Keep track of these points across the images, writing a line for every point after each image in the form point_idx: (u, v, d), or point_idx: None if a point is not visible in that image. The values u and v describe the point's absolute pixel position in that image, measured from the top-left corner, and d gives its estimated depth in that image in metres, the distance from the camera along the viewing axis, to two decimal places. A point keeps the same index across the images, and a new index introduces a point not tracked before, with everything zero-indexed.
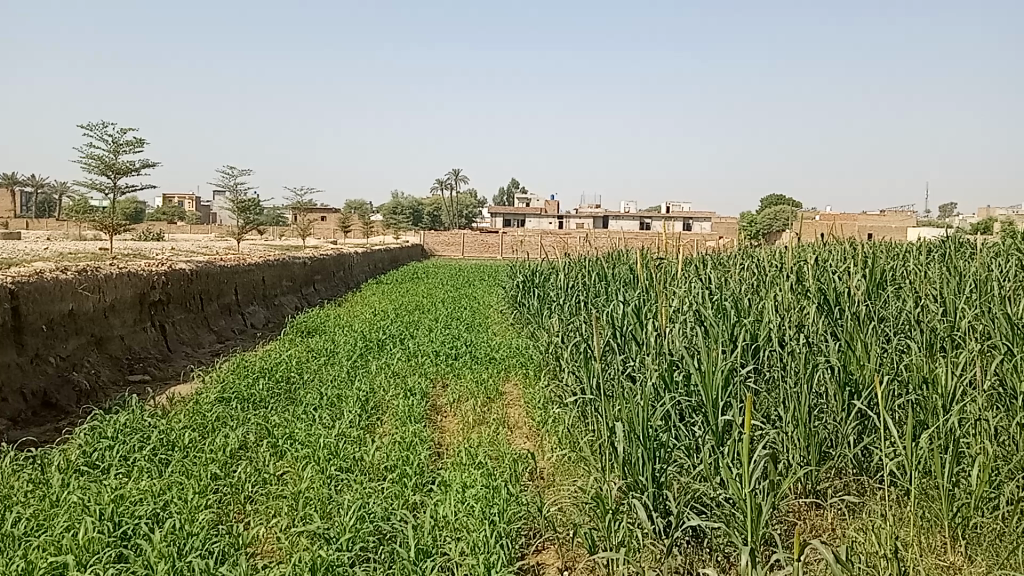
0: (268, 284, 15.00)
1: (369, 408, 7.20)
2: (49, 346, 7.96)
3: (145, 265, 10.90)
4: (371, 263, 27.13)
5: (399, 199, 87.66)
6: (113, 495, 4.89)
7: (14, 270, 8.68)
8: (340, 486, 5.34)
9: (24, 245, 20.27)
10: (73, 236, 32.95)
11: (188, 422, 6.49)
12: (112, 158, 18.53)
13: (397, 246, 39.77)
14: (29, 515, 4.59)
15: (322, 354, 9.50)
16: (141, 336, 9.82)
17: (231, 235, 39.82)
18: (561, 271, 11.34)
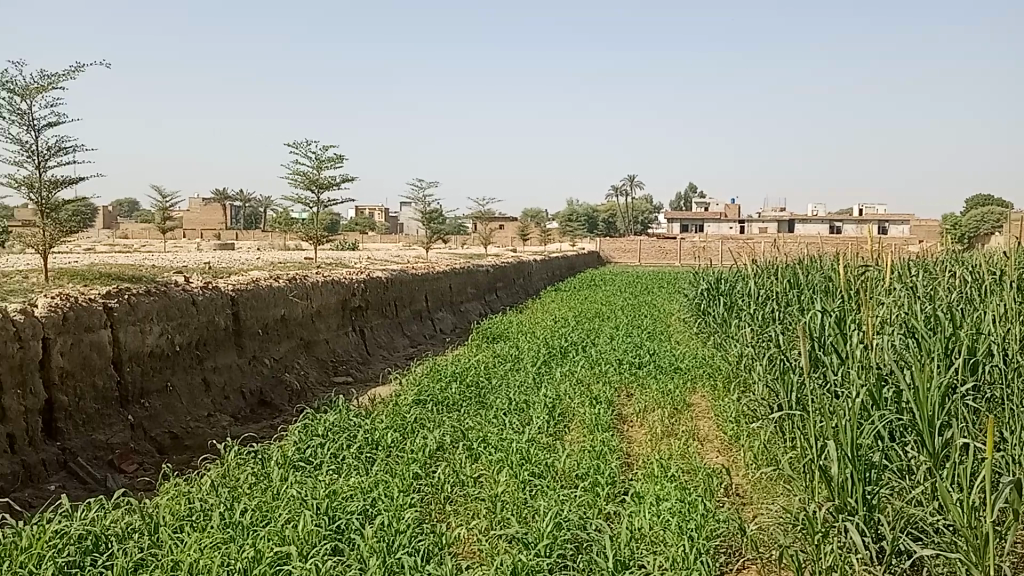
0: (454, 292, 15.52)
1: (556, 415, 7.26)
2: (265, 348, 8.66)
3: (346, 273, 11.59)
4: (550, 270, 27.49)
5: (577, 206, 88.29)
6: (327, 490, 5.22)
7: (234, 278, 9.44)
8: (535, 491, 5.40)
9: (239, 255, 22.15)
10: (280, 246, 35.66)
11: (389, 423, 6.82)
12: (316, 174, 19.84)
13: (574, 252, 40.09)
14: (256, 506, 4.99)
15: (508, 360, 9.69)
16: (343, 340, 10.45)
17: (417, 244, 41.68)
18: (748, 279, 10.94)
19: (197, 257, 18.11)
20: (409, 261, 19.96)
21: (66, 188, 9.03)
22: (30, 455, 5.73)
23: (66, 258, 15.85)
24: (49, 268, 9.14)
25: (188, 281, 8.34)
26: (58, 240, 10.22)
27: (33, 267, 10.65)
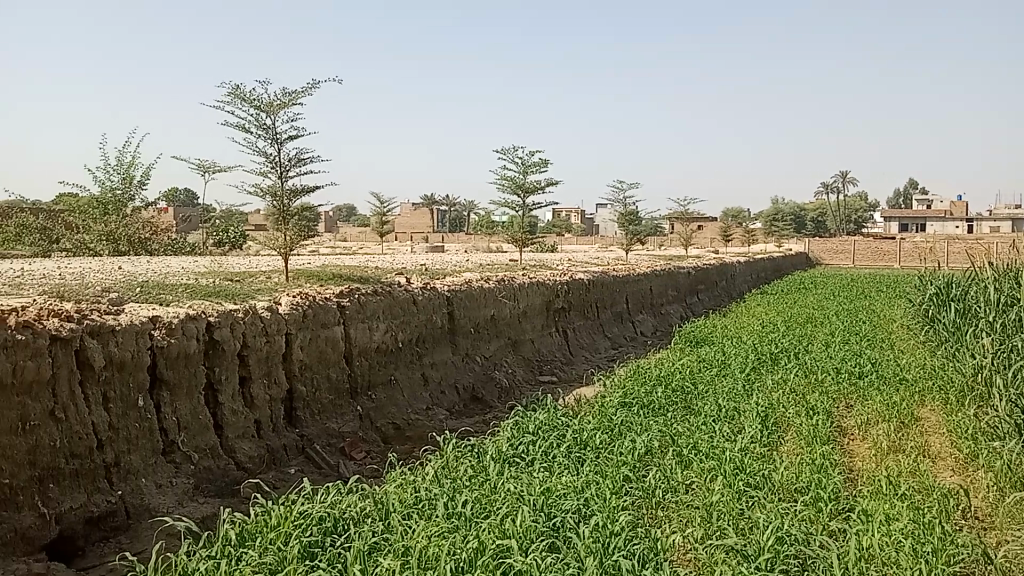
0: (655, 294, 15.38)
1: (769, 424, 6.99)
2: (476, 346, 9.02)
3: (550, 275, 11.81)
4: (755, 272, 26.52)
5: (780, 205, 84.63)
6: (542, 487, 5.33)
7: (447, 280, 9.86)
8: (752, 502, 5.23)
9: (448, 258, 23.19)
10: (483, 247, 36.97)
11: (597, 424, 6.85)
12: (521, 180, 20.18)
13: (780, 253, 38.43)
14: (475, 499, 5.19)
15: (715, 365, 9.45)
16: (548, 340, 10.65)
17: (614, 246, 41.69)
18: (986, 283, 9.97)
19: (411, 259, 19.08)
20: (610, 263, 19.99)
21: (305, 197, 9.70)
22: (273, 440, 6.35)
23: (297, 260, 17.27)
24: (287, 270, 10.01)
25: (409, 283, 8.80)
26: (297, 243, 11.09)
27: (272, 268, 11.71)
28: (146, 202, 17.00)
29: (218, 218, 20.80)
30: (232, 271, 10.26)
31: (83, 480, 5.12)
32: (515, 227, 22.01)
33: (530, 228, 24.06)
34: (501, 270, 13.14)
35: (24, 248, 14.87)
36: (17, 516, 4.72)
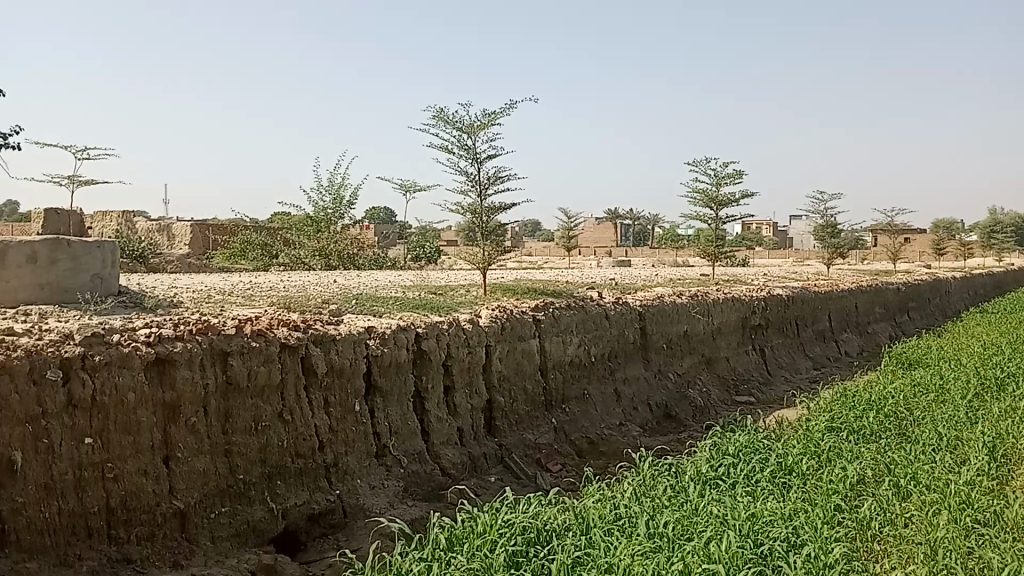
0: (860, 311, 14.53)
1: (1000, 457, 6.38)
2: (669, 363, 8.94)
3: (747, 290, 11.46)
4: (973, 289, 24.37)
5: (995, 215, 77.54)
6: (746, 512, 5.16)
7: (641, 294, 9.84)
8: (984, 542, 4.78)
9: (637, 272, 23.09)
10: (671, 259, 36.47)
11: (803, 449, 6.54)
12: (714, 193, 19.50)
13: (1001, 268, 35.13)
14: (677, 519, 5.10)
15: (931, 390, 8.76)
16: (744, 359, 10.33)
17: (808, 261, 39.83)
18: None
19: (600, 274, 19.10)
20: (810, 278, 19.09)
21: (504, 214, 9.96)
22: (475, 447, 6.67)
23: (491, 275, 17.77)
24: (486, 284, 10.36)
25: (603, 298, 8.86)
26: (494, 258, 11.42)
27: (471, 282, 12.15)
28: (354, 219, 18.16)
29: (416, 234, 21.84)
30: (434, 284, 10.73)
31: (307, 479, 5.64)
32: (705, 241, 21.51)
33: (722, 241, 23.46)
34: (695, 286, 12.92)
35: (250, 262, 16.31)
36: (249, 509, 5.31)
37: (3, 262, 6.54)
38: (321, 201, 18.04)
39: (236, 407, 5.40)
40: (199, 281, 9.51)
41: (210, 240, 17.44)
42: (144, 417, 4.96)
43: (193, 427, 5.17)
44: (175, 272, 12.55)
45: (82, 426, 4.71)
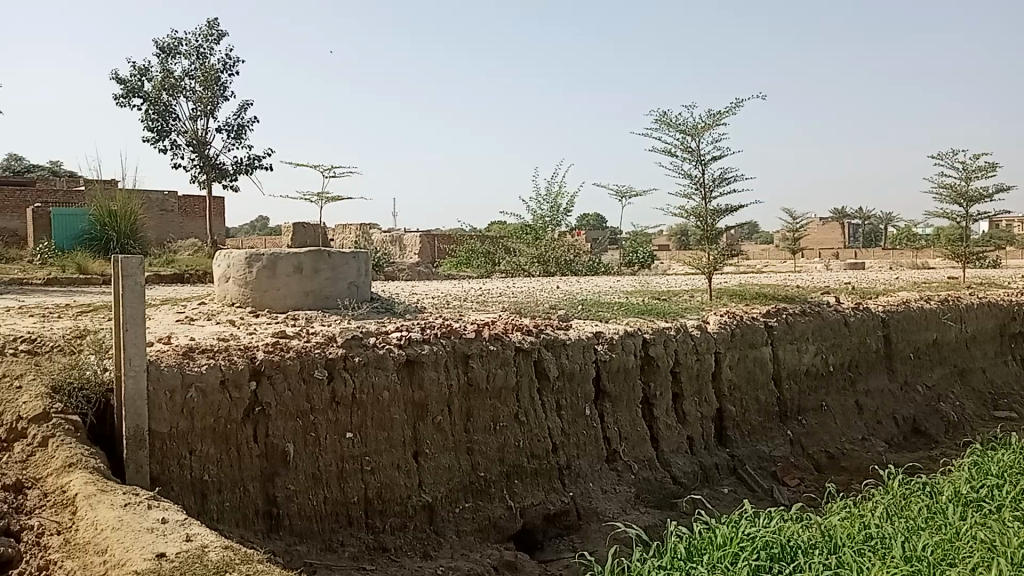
0: None
1: None
2: (917, 374, 8.54)
3: (1006, 294, 10.41)
4: None
5: None
6: (1019, 539, 4.64)
7: (882, 299, 9.30)
8: None
9: (870, 275, 21.50)
10: (903, 262, 33.75)
11: None
12: (963, 187, 17.76)
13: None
14: (936, 544, 4.68)
15: None
16: (1004, 369, 9.42)
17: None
18: None
19: (829, 278, 17.99)
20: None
21: (731, 217, 9.66)
22: (706, 457, 6.87)
23: (711, 279, 17.30)
24: (713, 290, 10.13)
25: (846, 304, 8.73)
26: (720, 263, 11.13)
27: (695, 288, 11.92)
28: (569, 227, 18.38)
29: (631, 239, 21.70)
30: (660, 290, 10.64)
31: (543, 480, 6.23)
32: (950, 240, 19.63)
33: (969, 241, 21.32)
34: (945, 289, 11.87)
35: (473, 269, 16.98)
36: (490, 506, 6.01)
37: (273, 271, 7.17)
38: (538, 209, 18.43)
39: (476, 407, 6.22)
40: (436, 288, 10.03)
41: (435, 248, 18.34)
42: (397, 414, 5.93)
43: (438, 424, 6.05)
44: (410, 280, 13.31)
45: (344, 423, 5.75)
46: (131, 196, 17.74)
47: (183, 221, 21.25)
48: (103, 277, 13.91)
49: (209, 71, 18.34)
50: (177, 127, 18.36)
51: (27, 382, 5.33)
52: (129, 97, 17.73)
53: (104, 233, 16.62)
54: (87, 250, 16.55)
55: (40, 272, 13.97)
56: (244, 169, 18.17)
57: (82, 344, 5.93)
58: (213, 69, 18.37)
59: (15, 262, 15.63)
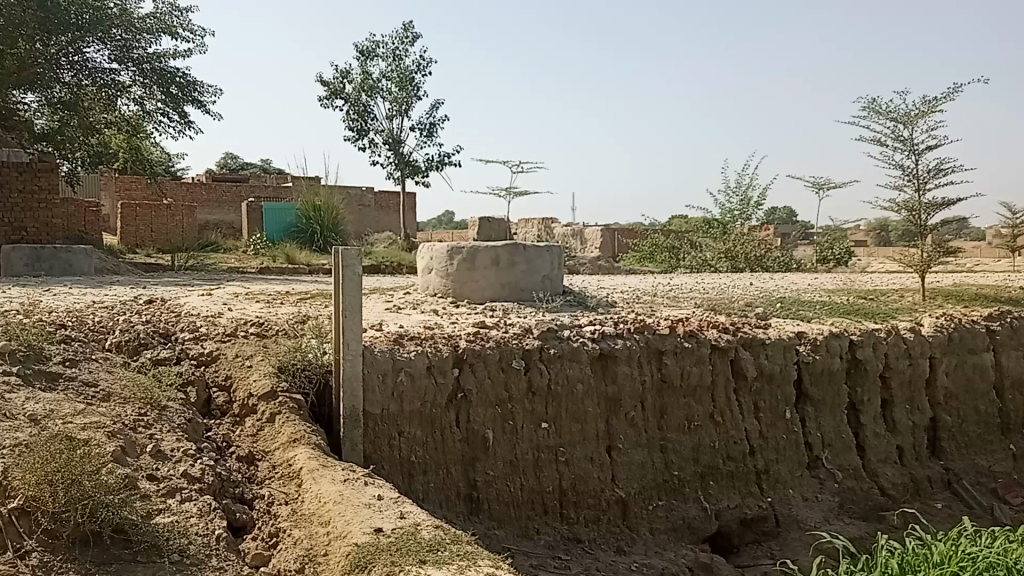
0: None
1: None
2: None
3: None
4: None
5: None
6: None
7: None
8: None
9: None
10: None
11: None
12: None
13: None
14: None
15: None
16: None
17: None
18: None
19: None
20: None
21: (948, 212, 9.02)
22: (917, 468, 6.88)
23: (918, 278, 16.15)
24: (924, 290, 9.49)
25: None
26: (934, 260, 10.40)
27: (903, 287, 11.20)
28: (759, 221, 17.75)
29: (824, 234, 20.66)
30: (864, 288, 10.10)
31: (739, 483, 6.31)
32: None
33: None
34: None
35: (657, 264, 16.80)
36: (684, 506, 6.10)
37: (473, 264, 7.43)
38: (727, 202, 17.94)
39: (669, 405, 6.33)
40: (627, 282, 10.02)
41: (618, 242, 18.29)
42: (591, 408, 6.12)
43: (631, 420, 6.20)
44: (597, 274, 13.37)
45: (540, 413, 6.01)
46: (332, 191, 19.00)
47: (378, 215, 22.46)
48: (310, 266, 14.95)
49: (404, 72, 19.24)
50: (374, 126, 19.38)
51: (256, 361, 5.81)
52: (332, 98, 18.93)
53: (309, 225, 18.05)
54: (294, 242, 17.89)
55: (255, 261, 15.22)
56: (435, 165, 18.93)
57: (302, 328, 6.40)
58: (407, 69, 19.26)
59: (233, 252, 17.11)
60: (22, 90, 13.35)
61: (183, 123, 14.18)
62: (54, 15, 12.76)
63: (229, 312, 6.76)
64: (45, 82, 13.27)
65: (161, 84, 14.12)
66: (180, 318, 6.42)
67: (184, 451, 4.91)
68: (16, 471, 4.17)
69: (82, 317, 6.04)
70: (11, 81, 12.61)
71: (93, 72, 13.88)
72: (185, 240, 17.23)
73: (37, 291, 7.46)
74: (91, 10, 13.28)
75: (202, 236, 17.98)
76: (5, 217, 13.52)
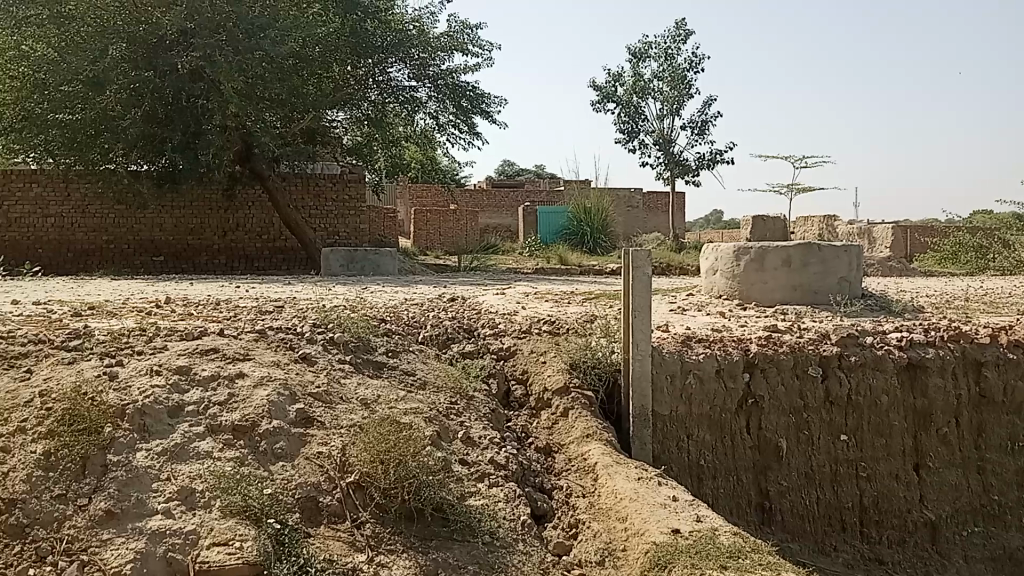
0: None
1: None
2: None
3: None
4: None
5: None
6: None
7: None
8: None
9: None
10: None
11: None
12: None
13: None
14: None
15: None
16: None
17: None
18: None
19: None
20: None
21: None
22: None
23: None
24: None
25: None
26: None
27: None
28: None
29: None
30: None
31: None
32: None
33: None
34: None
35: (959, 266, 15.23)
36: (1004, 535, 6.09)
37: (762, 264, 7.26)
38: None
39: (986, 422, 6.22)
40: (932, 286, 9.22)
41: (912, 241, 16.82)
42: (896, 422, 6.03)
43: (943, 437, 6.13)
44: (891, 276, 12.39)
45: (839, 424, 5.96)
46: (603, 193, 19.39)
47: (647, 216, 22.53)
48: (582, 266, 15.35)
49: (676, 70, 19.12)
50: (645, 127, 19.47)
51: (550, 357, 6.09)
52: (604, 102, 19.26)
53: (581, 227, 18.55)
54: (566, 243, 18.41)
55: (531, 262, 15.92)
56: (707, 164, 18.60)
57: (592, 327, 6.60)
58: (679, 68, 19.11)
59: (510, 253, 17.99)
60: (336, 110, 15.03)
61: (471, 134, 15.18)
62: (361, 39, 14.25)
63: (524, 310, 7.13)
64: (356, 99, 14.94)
65: (453, 99, 15.23)
66: (480, 315, 6.87)
67: (490, 439, 5.26)
68: (353, 448, 4.70)
69: (399, 313, 6.67)
70: (328, 99, 14.33)
71: (396, 90, 15.22)
72: (469, 242, 18.42)
73: (357, 289, 8.36)
74: (394, 33, 14.73)
75: (483, 238, 19.12)
76: (322, 222, 15.30)
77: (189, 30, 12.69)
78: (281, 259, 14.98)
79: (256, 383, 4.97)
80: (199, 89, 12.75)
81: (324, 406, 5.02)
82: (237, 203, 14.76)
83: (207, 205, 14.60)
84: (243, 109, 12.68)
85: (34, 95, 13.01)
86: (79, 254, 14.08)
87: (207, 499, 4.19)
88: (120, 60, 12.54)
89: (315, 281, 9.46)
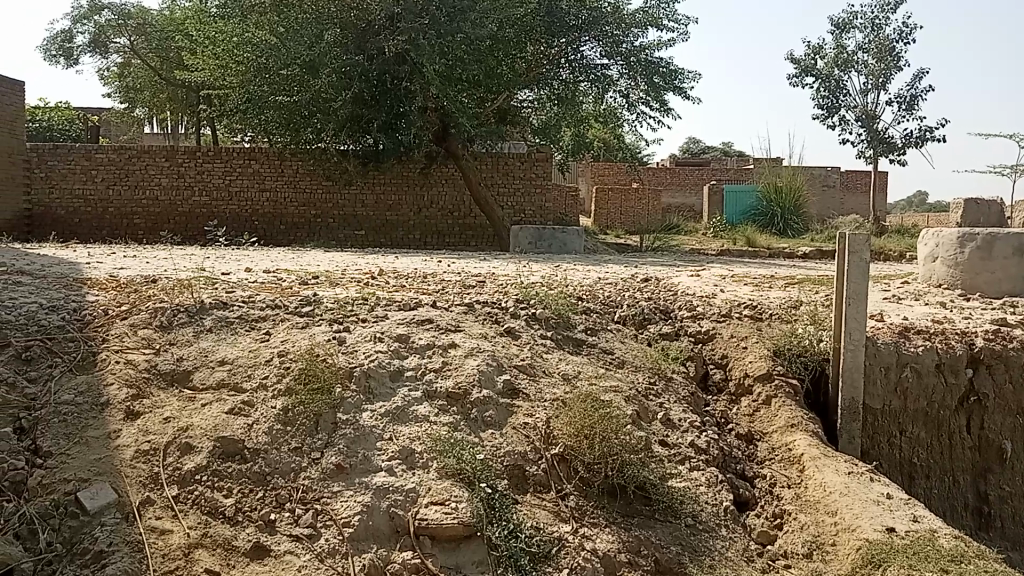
0: None
1: None
2: None
3: None
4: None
5: None
6: None
7: None
8: None
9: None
10: None
11: None
12: None
13: None
14: None
15: None
16: None
17: None
18: None
19: None
20: None
21: None
22: None
23: None
24: None
25: None
26: None
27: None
28: None
29: None
30: None
31: None
32: None
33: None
34: None
35: None
36: None
37: (989, 253, 7.06)
38: None
39: None
40: None
41: None
42: None
43: None
44: None
45: None
46: (796, 172, 18.56)
47: (842, 197, 21.36)
48: (771, 248, 14.82)
49: (883, 41, 17.90)
50: (846, 102, 18.40)
51: (752, 343, 5.96)
52: (802, 75, 18.36)
53: (771, 208, 17.86)
54: (754, 224, 17.78)
55: (717, 244, 15.54)
56: (915, 142, 17.30)
57: (797, 313, 6.40)
58: (888, 38, 17.86)
59: (695, 233, 17.60)
60: (527, 89, 15.31)
61: (662, 110, 14.97)
62: (556, 18, 14.57)
63: (722, 294, 7.01)
64: (548, 78, 15.15)
65: (645, 75, 15.08)
66: (677, 296, 6.82)
67: (690, 422, 5.25)
68: (557, 422, 4.85)
69: (595, 292, 6.73)
70: (521, 78, 14.64)
71: (587, 68, 15.27)
72: (652, 223, 18.25)
73: (552, 267, 8.52)
74: (590, 10, 14.76)
75: (666, 219, 18.84)
76: (510, 201, 15.66)
77: (395, 15, 13.30)
78: (470, 237, 15.53)
79: (467, 354, 5.23)
80: (403, 71, 13.36)
81: (529, 379, 5.21)
82: (432, 181, 15.42)
83: (405, 182, 15.34)
84: (443, 89, 13.20)
85: (256, 79, 14.08)
86: (290, 227, 15.25)
87: (425, 460, 4.47)
88: (333, 45, 13.36)
89: (511, 257, 9.72)
